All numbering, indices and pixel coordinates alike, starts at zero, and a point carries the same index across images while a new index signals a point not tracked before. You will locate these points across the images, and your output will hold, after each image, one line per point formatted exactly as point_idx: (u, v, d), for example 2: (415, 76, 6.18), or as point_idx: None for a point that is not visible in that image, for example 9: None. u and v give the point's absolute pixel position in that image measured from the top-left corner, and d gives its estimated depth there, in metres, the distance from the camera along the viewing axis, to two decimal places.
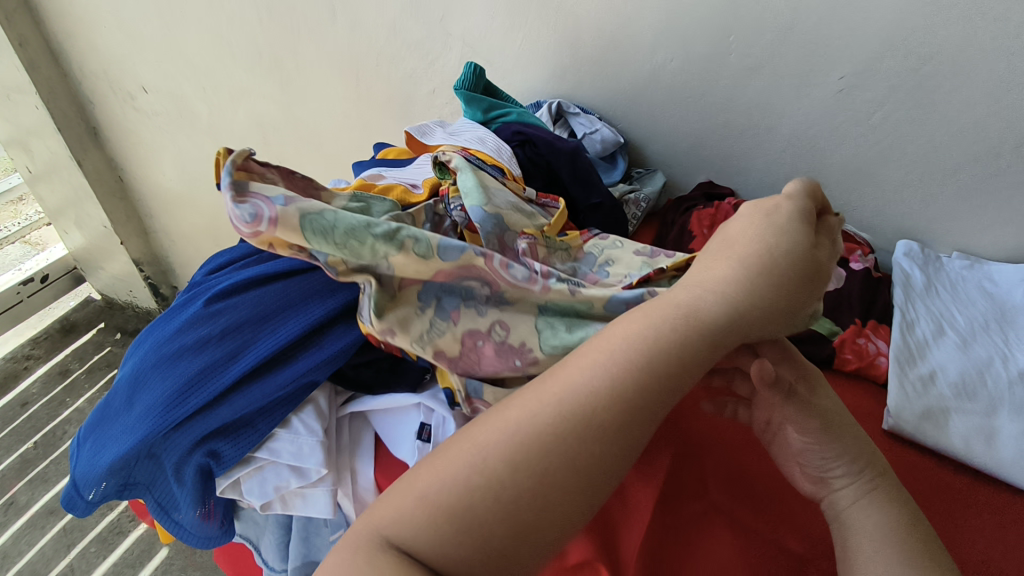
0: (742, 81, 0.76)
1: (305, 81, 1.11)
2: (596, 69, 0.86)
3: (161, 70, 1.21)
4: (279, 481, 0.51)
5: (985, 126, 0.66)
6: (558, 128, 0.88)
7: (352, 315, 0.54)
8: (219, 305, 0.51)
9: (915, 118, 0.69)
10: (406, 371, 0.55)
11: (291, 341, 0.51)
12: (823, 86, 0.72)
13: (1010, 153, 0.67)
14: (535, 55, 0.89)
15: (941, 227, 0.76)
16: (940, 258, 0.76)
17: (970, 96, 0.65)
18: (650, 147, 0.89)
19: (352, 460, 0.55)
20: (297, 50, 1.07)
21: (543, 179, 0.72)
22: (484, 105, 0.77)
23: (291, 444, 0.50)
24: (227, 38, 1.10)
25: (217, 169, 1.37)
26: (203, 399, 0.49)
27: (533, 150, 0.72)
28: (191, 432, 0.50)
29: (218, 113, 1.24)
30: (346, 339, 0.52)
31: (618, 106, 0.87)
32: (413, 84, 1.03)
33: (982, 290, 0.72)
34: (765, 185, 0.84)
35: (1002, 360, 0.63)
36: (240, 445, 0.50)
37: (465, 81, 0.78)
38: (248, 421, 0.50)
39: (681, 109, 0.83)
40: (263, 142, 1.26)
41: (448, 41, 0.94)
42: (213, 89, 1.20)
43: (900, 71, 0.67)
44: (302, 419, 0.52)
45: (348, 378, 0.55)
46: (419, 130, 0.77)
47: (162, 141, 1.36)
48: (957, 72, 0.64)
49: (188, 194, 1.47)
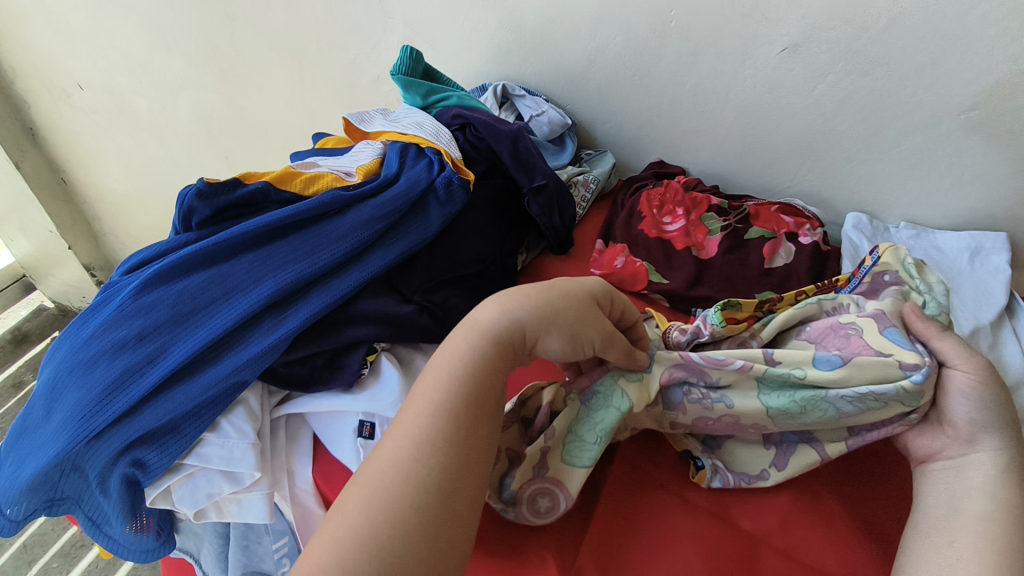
0: (685, 57, 0.75)
1: (248, 71, 1.07)
2: (540, 49, 0.84)
3: (97, 65, 1.16)
4: (211, 488, 0.49)
5: (925, 94, 0.66)
6: (505, 111, 0.86)
7: (280, 311, 0.52)
8: (136, 307, 0.50)
9: (857, 89, 0.69)
10: (344, 367, 0.53)
11: (216, 341, 0.50)
12: (765, 58, 0.71)
13: (950, 120, 0.67)
14: (478, 36, 0.87)
15: (887, 196, 0.76)
16: (888, 228, 0.76)
17: (909, 64, 0.65)
18: (599, 127, 0.88)
19: (290, 460, 0.53)
20: (236, 39, 1.03)
21: (486, 163, 0.70)
22: (424, 89, 0.75)
23: (220, 448, 0.48)
24: (161, 28, 1.05)
25: (163, 167, 1.32)
26: (122, 405, 0.47)
27: (474, 134, 0.71)
28: (112, 442, 0.47)
29: (160, 108, 1.20)
30: (273, 336, 0.50)
31: (565, 86, 0.86)
32: (357, 71, 1.00)
33: (929, 259, 0.72)
34: (715, 162, 0.83)
35: (948, 326, 0.64)
36: (166, 453, 0.48)
37: (402, 65, 0.75)
38: (174, 427, 0.48)
39: (627, 88, 0.81)
40: (210, 136, 1.22)
41: (389, 25, 0.91)
42: (152, 83, 1.16)
43: (840, 41, 0.66)
44: (231, 421, 0.49)
45: (280, 377, 0.52)
46: (358, 117, 0.74)
47: (105, 140, 1.31)
48: (895, 40, 0.64)
49: (136, 195, 1.42)
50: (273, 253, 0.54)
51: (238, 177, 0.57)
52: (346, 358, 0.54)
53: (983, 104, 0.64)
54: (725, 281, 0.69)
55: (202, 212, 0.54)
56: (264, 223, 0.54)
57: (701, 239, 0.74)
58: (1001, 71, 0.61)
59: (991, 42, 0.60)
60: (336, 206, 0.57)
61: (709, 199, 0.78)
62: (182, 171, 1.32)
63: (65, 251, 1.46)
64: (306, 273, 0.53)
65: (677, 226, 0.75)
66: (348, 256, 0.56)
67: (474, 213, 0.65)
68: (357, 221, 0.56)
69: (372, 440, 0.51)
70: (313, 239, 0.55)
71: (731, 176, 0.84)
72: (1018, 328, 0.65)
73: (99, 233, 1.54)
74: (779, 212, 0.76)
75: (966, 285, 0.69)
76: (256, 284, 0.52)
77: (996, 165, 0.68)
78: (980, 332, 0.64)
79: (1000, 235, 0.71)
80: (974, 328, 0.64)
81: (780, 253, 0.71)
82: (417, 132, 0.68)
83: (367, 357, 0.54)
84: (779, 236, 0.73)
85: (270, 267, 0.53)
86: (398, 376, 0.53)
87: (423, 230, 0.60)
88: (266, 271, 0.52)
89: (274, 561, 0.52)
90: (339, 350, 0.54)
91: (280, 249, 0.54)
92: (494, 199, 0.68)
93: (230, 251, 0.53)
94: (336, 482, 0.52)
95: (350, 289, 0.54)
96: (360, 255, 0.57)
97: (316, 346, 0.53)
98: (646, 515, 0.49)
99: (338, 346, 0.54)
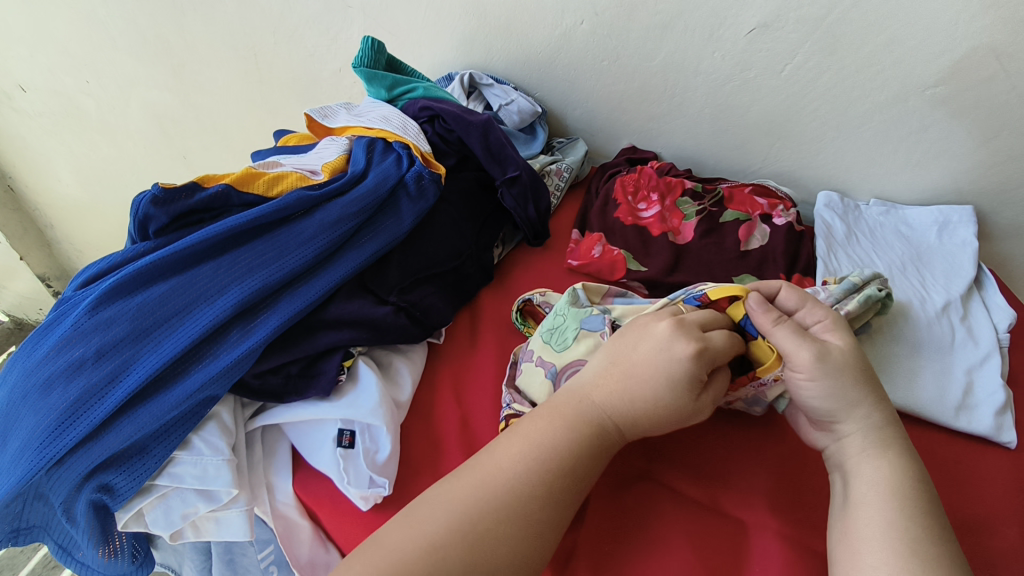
0: (653, 41, 0.74)
1: (202, 66, 1.03)
2: (505, 36, 0.82)
3: (36, 66, 1.09)
4: (186, 508, 0.47)
5: (891, 71, 0.66)
6: (473, 101, 0.84)
7: (249, 319, 0.50)
8: (92, 324, 0.47)
9: (825, 67, 0.68)
10: (320, 374, 0.51)
11: (182, 355, 0.47)
12: (733, 40, 0.70)
13: (916, 97, 0.67)
14: (442, 25, 0.85)
15: (857, 174, 0.76)
16: (858, 206, 0.76)
17: (875, 41, 0.65)
18: (569, 114, 0.87)
19: (267, 473, 0.51)
20: (188, 33, 0.98)
21: (457, 155, 0.69)
22: (388, 82, 0.73)
23: (193, 467, 0.46)
24: (106, 24, 1.00)
25: (118, 170, 1.26)
26: (83, 429, 0.44)
27: (443, 126, 0.69)
28: (76, 467, 0.45)
29: (109, 108, 1.14)
30: (242, 347, 0.48)
31: (532, 74, 0.84)
32: (317, 63, 0.96)
33: (899, 235, 0.73)
34: (687, 145, 0.83)
35: (920, 301, 0.65)
36: (135, 475, 0.45)
37: (364, 57, 0.72)
38: (142, 447, 0.46)
39: (596, 74, 0.80)
40: (166, 135, 1.17)
41: (349, 15, 0.88)
42: (101, 83, 1.10)
43: (807, 20, 0.66)
44: (203, 438, 0.47)
45: (253, 390, 0.50)
46: (321, 112, 0.71)
47: (52, 148, 1.23)
48: (862, 17, 0.63)
49: (91, 201, 1.35)
50: (238, 259, 0.51)
51: (196, 181, 0.54)
52: (322, 365, 0.52)
53: (948, 80, 0.65)
54: (704, 267, 0.68)
55: (159, 220, 0.51)
56: (225, 228, 0.51)
57: (676, 224, 0.74)
58: (964, 47, 0.62)
59: (954, 17, 0.60)
60: (303, 206, 0.55)
61: (683, 184, 0.77)
62: (139, 172, 1.26)
63: (17, 263, 1.39)
64: (274, 279, 0.51)
65: (652, 212, 0.74)
66: (318, 259, 0.54)
67: (447, 208, 0.63)
68: (326, 222, 0.54)
69: (353, 448, 0.49)
70: (280, 243, 0.53)
71: (704, 159, 0.84)
72: (987, 299, 0.67)
73: (53, 241, 1.46)
74: (752, 194, 0.76)
75: (936, 260, 0.70)
76: (222, 293, 0.49)
77: (961, 140, 0.69)
78: (952, 305, 0.65)
79: (967, 209, 0.72)
80: (946, 302, 0.65)
81: (756, 235, 0.71)
82: (383, 127, 0.66)
83: (343, 363, 0.52)
84: (753, 218, 0.73)
85: (235, 274, 0.50)
86: (376, 380, 0.51)
87: (395, 228, 0.58)
88: (232, 278, 0.50)
89: (261, 568, 0.53)
90: (314, 358, 0.52)
91: (245, 254, 0.52)
92: (467, 193, 0.66)
93: (191, 259, 0.51)
94: (318, 492, 0.50)
95: (321, 293, 0.52)
96: (330, 258, 0.55)
97: (289, 354, 0.51)
98: (638, 512, 0.49)
99: (311, 353, 0.52)
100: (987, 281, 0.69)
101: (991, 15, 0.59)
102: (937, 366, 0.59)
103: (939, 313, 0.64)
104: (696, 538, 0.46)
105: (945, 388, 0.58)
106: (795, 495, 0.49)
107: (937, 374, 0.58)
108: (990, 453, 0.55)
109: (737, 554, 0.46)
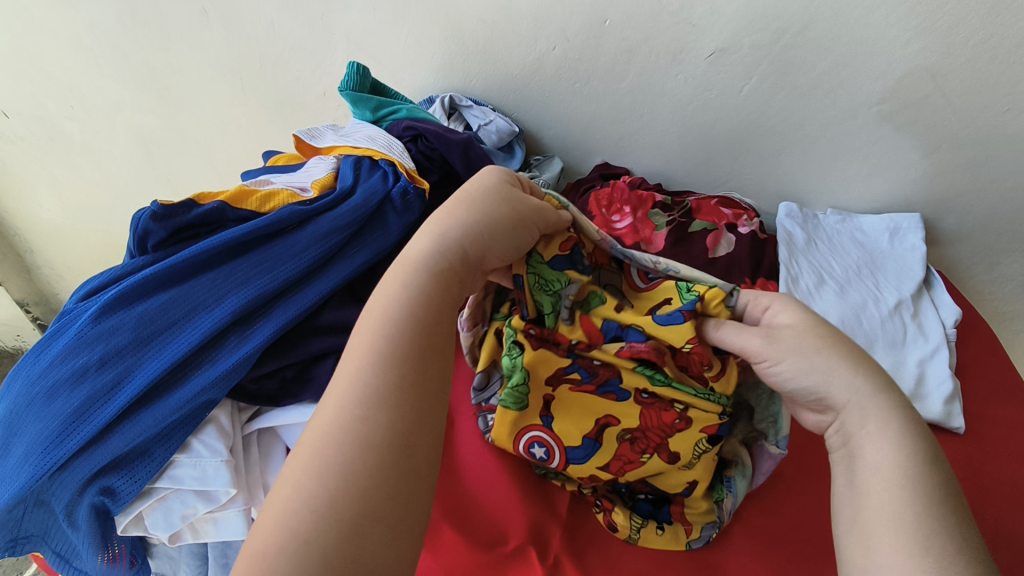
0: (622, 64, 0.79)
1: (188, 90, 1.05)
2: (483, 60, 0.86)
3: (19, 91, 1.10)
4: (185, 509, 0.49)
5: (838, 90, 0.72)
6: (453, 122, 0.89)
7: (245, 327, 0.53)
8: (95, 333, 0.49)
9: (780, 87, 0.74)
10: (313, 379, 0.54)
11: (183, 361, 0.50)
12: (695, 63, 0.75)
13: (863, 113, 0.73)
14: (422, 50, 0.89)
15: (814, 187, 0.82)
16: (816, 216, 0.81)
17: (825, 63, 0.70)
18: (544, 133, 0.91)
19: (264, 475, 0.53)
20: (176, 60, 1.01)
21: (439, 172, 0.73)
22: (372, 104, 0.76)
23: (193, 469, 0.48)
24: (92, 51, 1.02)
25: (98, 195, 1.26)
26: (86, 433, 0.46)
27: (426, 145, 0.72)
28: (79, 471, 0.47)
29: (94, 133, 1.15)
30: (240, 351, 0.51)
31: (509, 95, 0.89)
32: (302, 88, 1.00)
33: (854, 241, 0.78)
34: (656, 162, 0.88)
35: (874, 301, 0.69)
36: (135, 478, 0.47)
37: (349, 81, 0.76)
38: (143, 451, 0.48)
39: (569, 95, 0.85)
40: (151, 159, 1.19)
41: (333, 42, 0.92)
42: (85, 109, 1.11)
43: (760, 45, 0.71)
44: (202, 441, 0.49)
45: (249, 394, 0.53)
46: (308, 133, 0.74)
47: (30, 174, 1.23)
48: (809, 43, 0.69)
49: (72, 228, 1.33)
50: (233, 270, 0.54)
51: (192, 198, 0.57)
52: (315, 369, 0.55)
53: (889, 98, 0.70)
54: None
55: (157, 234, 0.55)
56: (221, 242, 0.54)
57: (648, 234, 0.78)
58: (903, 68, 0.68)
59: (893, 40, 0.66)
60: (294, 220, 0.58)
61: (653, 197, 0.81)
62: (119, 198, 1.26)
63: None
64: (270, 288, 0.54)
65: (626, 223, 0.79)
66: (310, 269, 0.57)
67: None
68: (317, 235, 0.57)
69: None
70: (273, 254, 0.56)
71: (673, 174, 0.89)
72: (935, 298, 0.72)
73: (31, 266, 1.43)
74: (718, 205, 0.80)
75: (888, 264, 0.75)
76: (219, 302, 0.52)
77: (906, 152, 0.74)
78: (904, 304, 0.69)
79: (914, 216, 0.77)
80: (898, 301, 0.69)
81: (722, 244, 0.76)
82: (369, 146, 0.69)
83: (335, 367, 0.55)
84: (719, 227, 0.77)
85: (231, 284, 0.53)
86: None
87: (383, 240, 0.61)
88: (229, 288, 0.53)
89: None
90: (307, 363, 0.55)
91: (241, 265, 0.55)
92: None
93: (189, 271, 0.54)
94: None
95: (313, 301, 0.55)
96: (322, 269, 0.58)
97: (283, 359, 0.54)
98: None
99: (305, 358, 0.55)
100: (936, 282, 0.74)
101: (922, 41, 0.65)
102: (894, 361, 0.64)
103: (892, 312, 0.68)
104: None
105: (904, 378, 0.62)
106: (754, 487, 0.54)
107: (898, 368, 0.63)
108: (940, 438, 0.59)
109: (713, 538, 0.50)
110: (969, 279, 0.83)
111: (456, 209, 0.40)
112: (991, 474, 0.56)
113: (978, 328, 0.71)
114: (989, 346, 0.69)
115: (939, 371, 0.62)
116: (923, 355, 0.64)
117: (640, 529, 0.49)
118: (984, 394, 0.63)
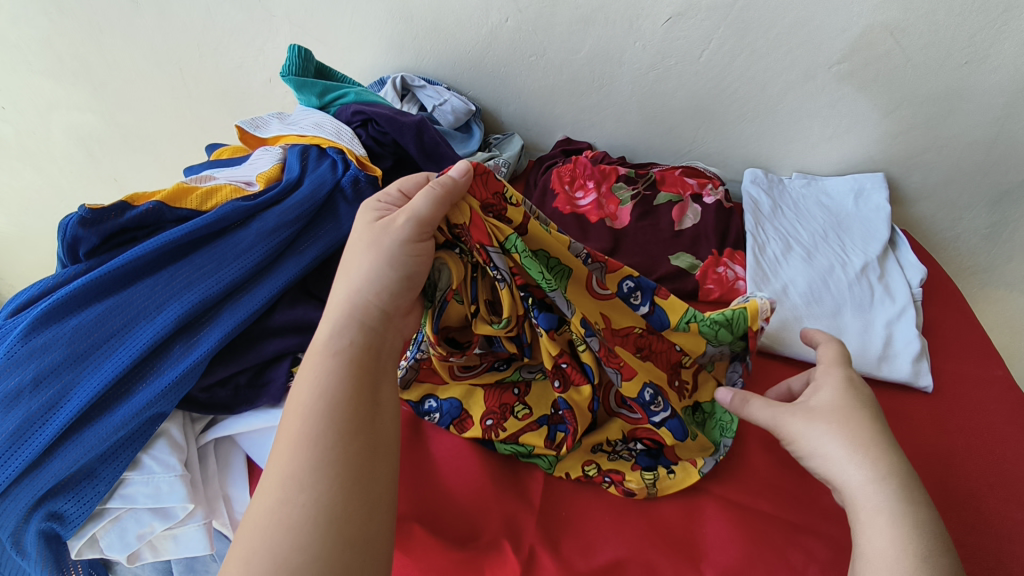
0: (577, 34, 0.76)
1: (125, 82, 1.00)
2: (434, 37, 0.83)
3: None
4: (141, 528, 0.46)
5: (798, 51, 0.70)
6: (407, 103, 0.86)
7: (192, 334, 0.50)
8: (26, 352, 0.46)
9: (739, 50, 0.72)
10: (269, 383, 0.52)
11: (126, 376, 0.47)
12: (651, 29, 0.73)
13: (823, 74, 0.71)
14: (370, 28, 0.85)
15: (776, 152, 0.81)
16: (782, 180, 0.80)
17: (781, 24, 0.68)
18: (503, 110, 0.89)
19: (224, 486, 0.51)
20: (112, 52, 0.96)
21: (393, 157, 0.69)
22: (318, 89, 0.73)
23: (146, 486, 0.46)
24: (19, 47, 0.96)
25: (43, 203, 1.19)
26: (25, 459, 0.44)
27: (377, 129, 0.68)
28: (22, 497, 0.44)
29: (29, 133, 1.08)
30: (186, 360, 0.48)
31: (464, 73, 0.86)
32: (247, 75, 0.95)
33: (821, 205, 0.77)
34: (618, 134, 0.86)
35: (842, 265, 0.69)
36: (83, 500, 0.44)
37: (292, 65, 0.72)
38: (90, 471, 0.45)
39: (526, 70, 0.82)
40: (94, 160, 1.13)
41: (275, 25, 0.87)
42: (17, 109, 1.05)
43: (716, 8, 0.69)
44: (153, 456, 0.47)
45: (201, 404, 0.51)
46: (252, 122, 0.71)
47: None
48: (764, 3, 0.67)
49: (19, 238, 1.26)
50: (175, 274, 0.51)
51: (125, 199, 0.54)
52: (270, 372, 0.53)
53: (849, 57, 0.69)
54: (640, 248, 0.72)
55: (89, 241, 0.52)
56: (158, 245, 0.51)
57: (613, 210, 0.76)
58: (861, 25, 0.66)
59: None
60: (239, 217, 0.55)
61: (616, 170, 0.79)
62: (65, 202, 1.19)
63: None
64: (214, 291, 0.51)
65: (589, 200, 0.77)
66: (258, 267, 0.54)
67: None
68: (262, 231, 0.54)
69: None
70: (214, 255, 0.53)
71: (636, 146, 0.87)
72: (900, 258, 0.71)
73: None
74: (683, 175, 0.78)
75: (854, 225, 0.74)
76: (161, 309, 0.49)
77: (868, 112, 0.73)
78: (870, 266, 0.69)
79: (878, 175, 0.77)
80: (864, 264, 0.69)
81: (688, 215, 0.74)
82: (316, 134, 0.66)
83: (292, 369, 0.53)
84: (684, 199, 0.76)
85: (173, 290, 0.50)
86: None
87: (335, 233, 0.59)
88: (172, 292, 0.50)
89: None
90: (262, 366, 0.53)
91: (183, 268, 0.52)
92: None
93: (127, 278, 0.51)
94: None
95: (265, 301, 0.53)
96: (271, 266, 0.55)
97: (236, 364, 0.52)
98: (591, 498, 0.51)
99: (258, 362, 0.53)
100: (901, 242, 0.73)
101: None
102: (874, 331, 0.62)
103: (859, 275, 0.68)
104: (652, 513, 0.49)
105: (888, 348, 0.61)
106: (731, 464, 0.53)
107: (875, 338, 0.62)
108: (907, 398, 0.59)
109: (687, 515, 0.49)
110: (933, 235, 0.82)
111: (360, 260, 0.41)
112: (959, 428, 0.55)
113: (943, 287, 0.70)
114: (955, 304, 0.68)
115: (922, 350, 0.60)
116: (906, 329, 0.62)
117: (656, 479, 0.50)
118: (948, 350, 0.63)
